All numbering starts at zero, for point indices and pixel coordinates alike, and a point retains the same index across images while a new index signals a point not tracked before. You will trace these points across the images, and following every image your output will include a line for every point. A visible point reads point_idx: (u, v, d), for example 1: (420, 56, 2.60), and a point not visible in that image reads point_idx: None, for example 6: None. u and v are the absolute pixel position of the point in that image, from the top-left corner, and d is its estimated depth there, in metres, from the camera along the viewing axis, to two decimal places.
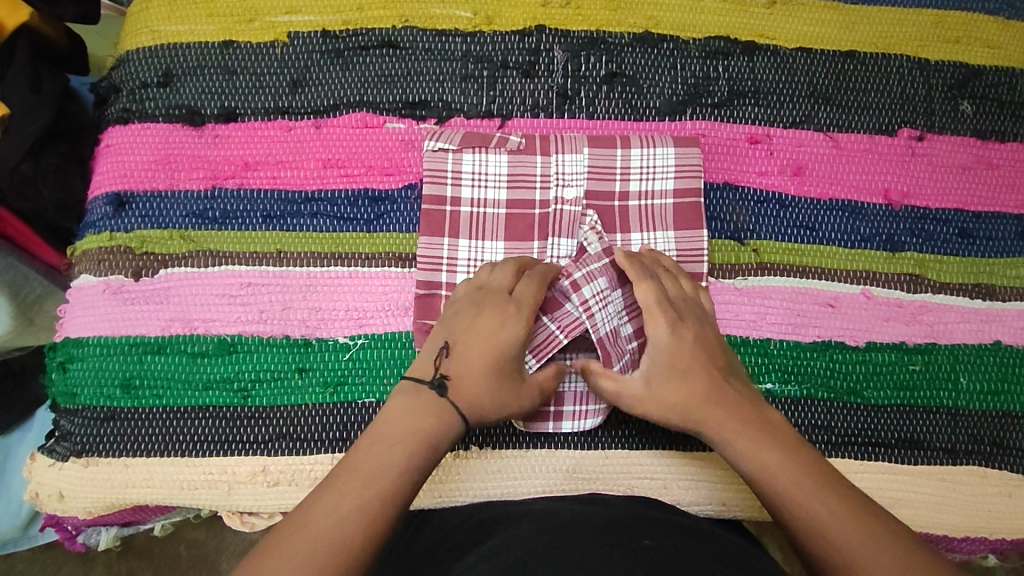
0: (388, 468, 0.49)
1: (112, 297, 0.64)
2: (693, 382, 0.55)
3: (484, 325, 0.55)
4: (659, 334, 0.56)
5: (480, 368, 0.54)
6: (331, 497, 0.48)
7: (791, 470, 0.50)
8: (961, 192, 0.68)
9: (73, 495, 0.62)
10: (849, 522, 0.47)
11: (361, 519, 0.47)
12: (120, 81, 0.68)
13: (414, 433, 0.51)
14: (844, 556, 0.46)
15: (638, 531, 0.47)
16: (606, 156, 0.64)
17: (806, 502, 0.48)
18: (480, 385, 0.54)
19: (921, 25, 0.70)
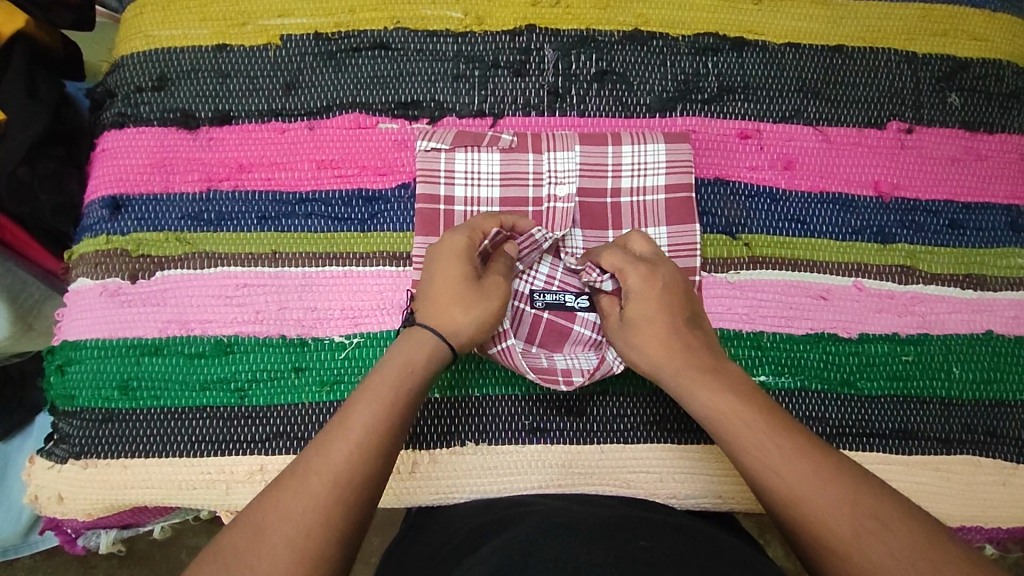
0: (368, 405, 0.49)
1: (109, 299, 0.64)
2: (656, 333, 0.55)
3: (436, 259, 0.57)
4: (632, 288, 0.57)
5: (438, 298, 0.56)
6: (319, 442, 0.48)
7: (741, 413, 0.50)
8: (951, 183, 0.68)
9: (72, 497, 0.63)
10: (797, 462, 0.47)
11: (347, 459, 0.47)
12: (115, 86, 0.69)
13: (392, 368, 0.52)
14: (788, 495, 0.46)
15: (633, 531, 0.47)
16: (597, 153, 0.65)
17: (752, 444, 0.48)
18: (445, 312, 0.55)
19: (908, 18, 0.71)
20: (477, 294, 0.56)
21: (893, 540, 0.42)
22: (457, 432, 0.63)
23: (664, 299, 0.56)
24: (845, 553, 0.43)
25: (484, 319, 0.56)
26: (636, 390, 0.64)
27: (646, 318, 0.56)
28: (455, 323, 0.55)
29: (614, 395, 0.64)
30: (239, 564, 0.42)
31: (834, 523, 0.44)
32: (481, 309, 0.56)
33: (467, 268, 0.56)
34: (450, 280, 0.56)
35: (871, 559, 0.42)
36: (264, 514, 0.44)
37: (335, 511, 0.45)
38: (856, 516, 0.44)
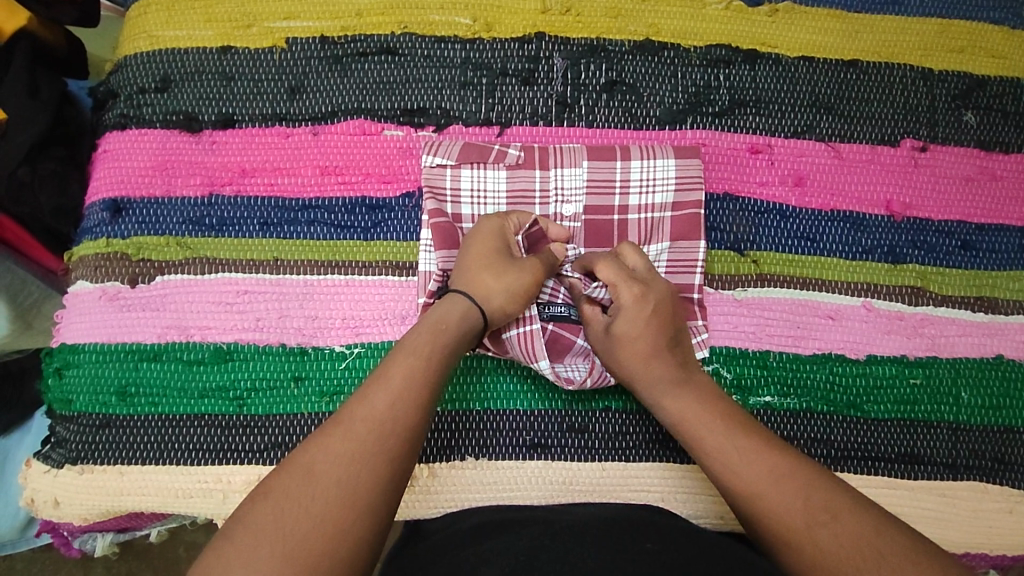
0: (404, 361, 0.51)
1: (108, 303, 0.64)
2: (637, 349, 0.56)
3: (469, 238, 0.59)
4: (622, 303, 0.57)
5: (470, 267, 0.57)
6: (360, 395, 0.49)
7: (712, 417, 0.53)
8: (965, 203, 0.67)
9: (68, 502, 0.62)
10: (764, 461, 0.49)
11: (387, 410, 0.48)
12: (118, 86, 0.68)
13: (424, 327, 0.53)
14: (750, 493, 0.48)
15: (640, 535, 0.47)
16: (606, 169, 0.64)
17: (721, 446, 0.51)
18: (476, 283, 0.56)
19: (925, 34, 0.69)
20: (509, 265, 0.57)
21: (844, 532, 0.44)
22: (456, 446, 0.62)
23: (653, 318, 0.57)
24: (798, 545, 0.45)
25: (513, 287, 0.57)
26: (639, 407, 0.63)
27: (630, 332, 0.56)
28: (486, 290, 0.56)
29: (617, 412, 0.63)
30: (288, 504, 0.43)
31: (790, 517, 0.46)
32: (512, 277, 0.57)
33: (498, 245, 0.58)
34: (482, 254, 0.57)
35: (819, 551, 0.44)
36: (311, 458, 0.46)
37: (379, 457, 0.46)
38: (809, 511, 0.46)
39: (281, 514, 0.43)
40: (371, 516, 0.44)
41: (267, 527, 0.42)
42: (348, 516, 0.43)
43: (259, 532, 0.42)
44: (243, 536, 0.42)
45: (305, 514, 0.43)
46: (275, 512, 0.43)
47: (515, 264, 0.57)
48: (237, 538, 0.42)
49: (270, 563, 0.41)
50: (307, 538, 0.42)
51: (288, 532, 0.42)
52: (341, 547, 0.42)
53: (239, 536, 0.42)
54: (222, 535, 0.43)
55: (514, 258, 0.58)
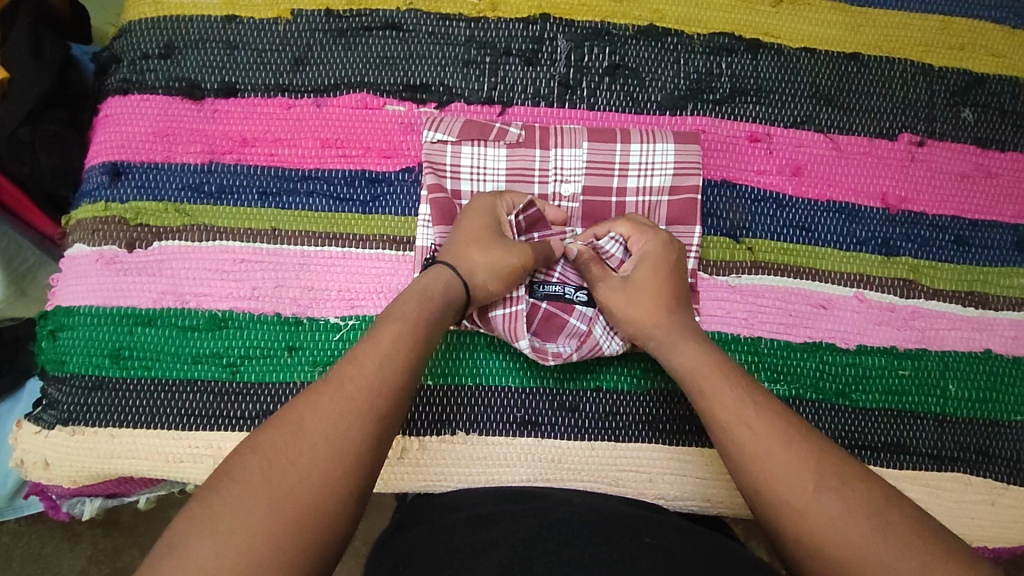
0: (393, 328, 0.51)
1: (105, 267, 0.64)
2: (655, 297, 0.58)
3: (461, 214, 0.60)
4: (644, 255, 0.60)
5: (460, 240, 0.58)
6: (350, 356, 0.49)
7: (722, 373, 0.53)
8: (959, 199, 0.68)
9: (58, 463, 0.62)
10: (776, 424, 0.49)
11: (377, 373, 0.48)
12: (121, 51, 0.68)
13: (411, 297, 0.54)
14: (756, 447, 0.49)
15: (636, 529, 0.48)
16: (605, 151, 0.64)
17: (732, 404, 0.51)
18: (462, 260, 0.57)
19: (926, 30, 0.70)
20: (498, 244, 0.58)
21: (846, 501, 0.45)
22: (447, 420, 0.62)
23: (673, 269, 0.59)
24: (798, 511, 0.45)
25: (500, 263, 0.57)
26: (630, 388, 0.64)
27: (652, 279, 0.58)
28: (473, 266, 0.57)
29: (608, 392, 0.64)
30: (275, 459, 0.43)
31: (794, 480, 0.46)
32: (499, 258, 0.57)
33: (488, 223, 0.59)
34: (475, 231, 0.58)
35: (816, 517, 0.45)
36: (301, 415, 0.46)
37: (367, 418, 0.46)
38: (820, 475, 0.47)
39: (272, 468, 0.43)
40: (357, 475, 0.44)
41: (256, 482, 0.42)
42: (336, 473, 0.44)
43: (250, 487, 0.42)
44: (234, 486, 0.42)
45: (295, 469, 0.43)
46: (265, 467, 0.43)
47: (506, 242, 0.58)
48: (227, 493, 0.42)
49: (258, 517, 0.41)
50: (295, 493, 0.42)
51: (278, 486, 0.42)
52: (331, 505, 0.43)
53: (229, 492, 0.42)
54: (211, 489, 0.43)
55: (503, 235, 0.59)
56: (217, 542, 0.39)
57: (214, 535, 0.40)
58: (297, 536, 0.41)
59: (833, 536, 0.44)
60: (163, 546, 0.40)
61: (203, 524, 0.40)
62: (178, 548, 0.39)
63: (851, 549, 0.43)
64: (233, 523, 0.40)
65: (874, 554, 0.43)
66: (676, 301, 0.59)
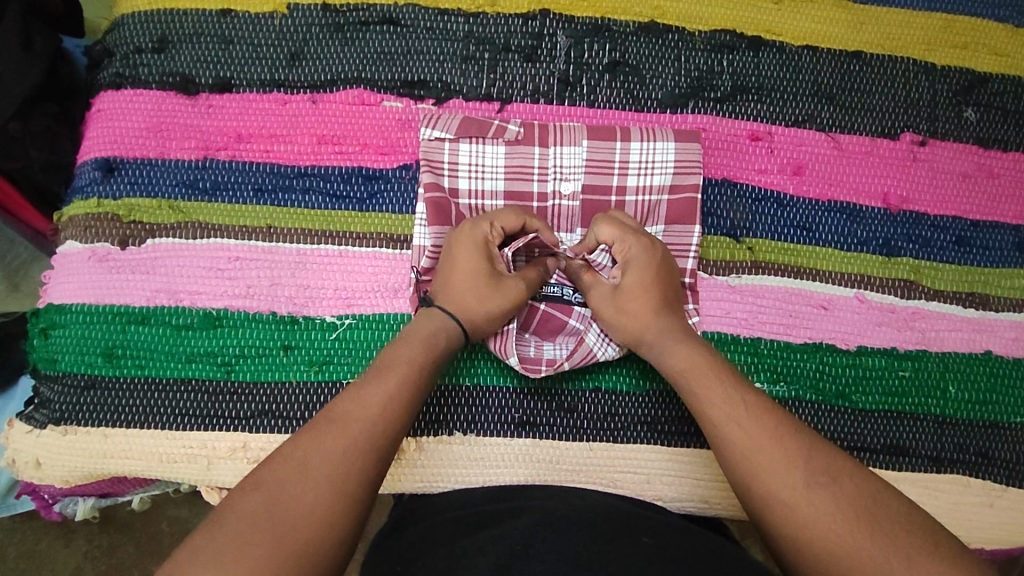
0: (399, 369, 0.51)
1: (97, 265, 0.63)
2: (646, 304, 0.57)
3: (452, 248, 0.57)
4: (631, 259, 0.58)
5: (456, 282, 0.57)
6: (355, 392, 0.49)
7: (715, 374, 0.53)
8: (961, 199, 0.67)
9: (50, 463, 0.61)
10: (768, 423, 0.49)
11: (379, 407, 0.48)
12: (114, 45, 0.67)
13: (415, 342, 0.54)
14: (747, 449, 0.48)
15: (635, 529, 0.47)
16: (606, 149, 0.63)
17: (722, 405, 0.51)
18: (459, 306, 0.56)
19: (929, 28, 0.69)
20: (494, 285, 0.57)
21: (837, 496, 0.45)
22: (445, 421, 0.62)
23: (661, 272, 0.58)
24: (788, 506, 0.45)
25: (500, 309, 0.57)
26: (629, 389, 0.63)
27: (642, 286, 0.57)
28: (472, 312, 0.56)
29: (606, 392, 0.63)
30: (280, 495, 0.43)
31: (787, 476, 0.46)
32: (497, 301, 0.57)
33: (482, 260, 0.56)
34: (468, 270, 0.56)
35: (805, 512, 0.45)
36: (302, 446, 0.46)
37: (367, 445, 0.47)
38: (809, 471, 0.46)
39: (273, 497, 0.43)
40: (359, 512, 0.45)
41: (260, 517, 0.42)
42: (340, 509, 0.44)
43: (255, 521, 0.41)
44: (236, 515, 0.42)
45: (297, 499, 0.43)
46: (267, 497, 0.43)
47: (502, 282, 0.57)
48: (231, 526, 0.41)
49: (263, 552, 0.40)
50: (297, 522, 0.42)
51: (279, 515, 0.42)
52: (334, 539, 0.43)
53: (232, 517, 0.42)
54: (214, 520, 0.42)
55: (498, 272, 0.57)
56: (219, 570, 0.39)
57: (219, 567, 0.39)
58: (300, 569, 0.41)
59: (822, 532, 0.44)
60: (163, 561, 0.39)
61: (205, 554, 0.39)
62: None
63: (840, 546, 0.43)
64: (237, 557, 0.40)
65: (863, 549, 0.43)
66: (666, 305, 0.57)
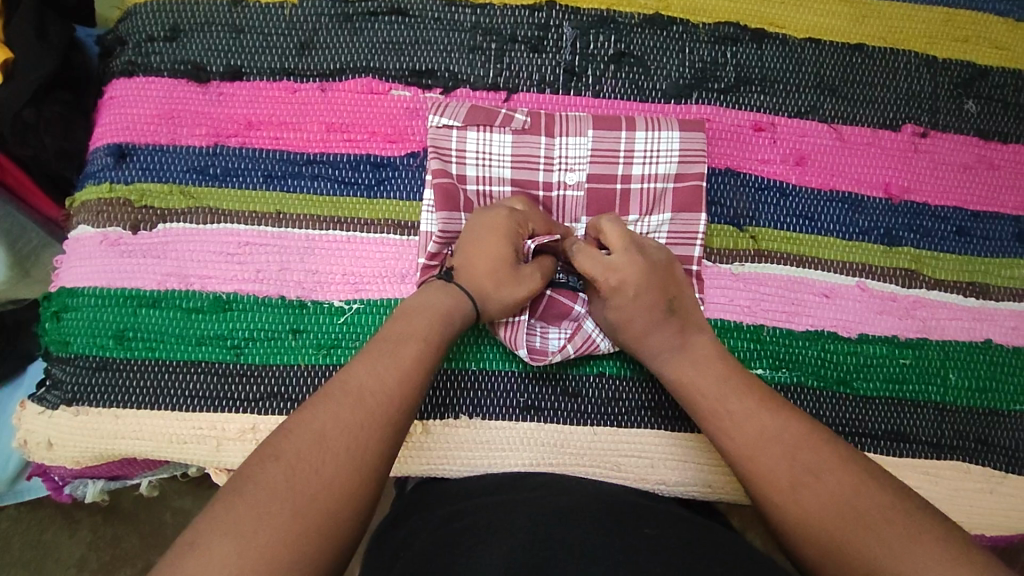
0: (413, 346, 0.52)
1: (109, 248, 0.64)
2: (629, 329, 0.58)
3: (483, 228, 0.58)
4: (604, 287, 0.58)
5: (479, 263, 0.58)
6: (369, 364, 0.50)
7: (714, 385, 0.55)
8: (961, 190, 0.68)
9: (61, 443, 0.62)
10: (754, 423, 0.52)
11: (396, 385, 0.49)
12: (126, 33, 0.68)
13: (431, 319, 0.54)
14: (741, 453, 0.51)
15: (637, 519, 0.47)
16: (610, 138, 0.64)
17: (716, 415, 0.54)
18: (478, 285, 0.57)
19: (930, 22, 0.70)
20: (516, 273, 0.58)
21: (822, 492, 0.47)
22: (451, 405, 0.63)
23: (638, 298, 0.58)
24: (777, 505, 0.48)
25: (513, 300, 0.58)
26: (633, 374, 0.64)
27: (619, 315, 0.58)
28: (488, 295, 0.58)
29: (609, 378, 0.64)
30: (297, 466, 0.44)
31: (774, 470, 0.49)
32: (516, 289, 0.58)
33: (510, 247, 0.58)
34: (494, 253, 0.57)
35: (791, 509, 0.47)
36: (319, 420, 0.46)
37: (382, 424, 0.47)
38: (794, 470, 0.49)
39: (292, 469, 0.43)
40: (372, 486, 0.45)
41: (276, 487, 0.42)
42: (354, 481, 0.44)
43: (273, 490, 0.42)
44: (255, 487, 0.42)
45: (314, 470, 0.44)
46: (285, 469, 0.43)
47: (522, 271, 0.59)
48: (252, 495, 0.42)
49: (281, 521, 0.41)
50: (315, 494, 0.43)
51: (298, 486, 0.43)
52: (348, 511, 0.43)
53: (250, 490, 0.42)
54: (234, 491, 0.42)
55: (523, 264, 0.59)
56: (236, 541, 0.39)
57: (238, 536, 0.40)
58: (318, 540, 0.41)
59: (814, 525, 0.46)
60: (183, 542, 0.40)
61: (228, 522, 0.40)
62: (203, 544, 0.39)
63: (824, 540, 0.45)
64: (256, 525, 0.40)
65: (848, 541, 0.44)
66: (650, 326, 0.58)
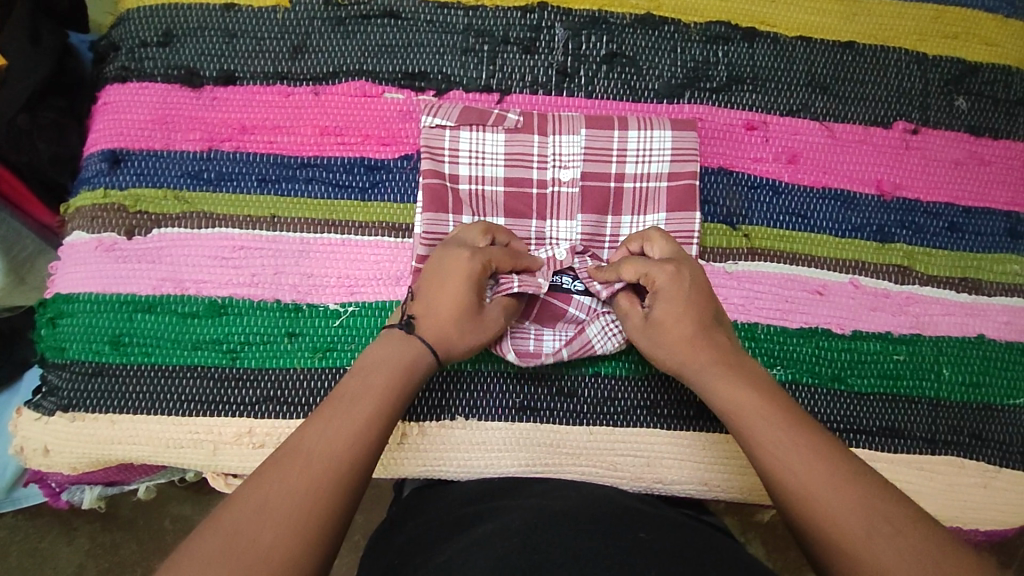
0: (382, 376, 0.52)
1: (105, 254, 0.64)
2: (679, 332, 0.56)
3: (443, 274, 0.56)
4: (659, 286, 0.57)
5: (443, 310, 0.56)
6: (342, 398, 0.51)
7: (763, 409, 0.51)
8: (953, 186, 0.69)
9: (58, 449, 0.62)
10: (780, 435, 0.50)
11: (368, 416, 0.50)
12: (119, 39, 0.68)
13: (393, 371, 0.53)
14: (807, 489, 0.47)
15: (633, 520, 0.47)
16: (603, 137, 0.65)
17: (778, 444, 0.49)
18: (440, 334, 0.55)
19: (920, 19, 0.70)
20: (479, 320, 0.57)
21: (902, 548, 0.43)
22: (447, 406, 0.63)
23: (692, 299, 0.56)
24: (852, 555, 0.44)
25: (480, 344, 0.57)
26: (628, 374, 0.64)
27: (669, 316, 0.56)
28: (453, 344, 0.56)
29: (604, 378, 0.64)
30: (275, 497, 0.45)
31: (801, 484, 0.47)
32: (480, 336, 0.57)
33: (473, 295, 0.56)
34: (457, 301, 0.56)
35: (870, 561, 0.43)
36: (296, 451, 0.47)
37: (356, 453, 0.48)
38: (870, 517, 0.45)
39: (267, 499, 0.45)
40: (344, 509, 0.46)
41: (250, 517, 0.44)
42: (326, 509, 0.45)
43: (247, 519, 0.44)
44: (231, 518, 0.44)
45: (286, 501, 0.45)
46: (260, 500, 0.45)
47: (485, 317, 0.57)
48: (226, 526, 0.43)
49: (251, 552, 0.42)
50: (285, 524, 0.44)
51: (270, 517, 0.44)
52: (319, 539, 0.44)
53: (226, 519, 0.44)
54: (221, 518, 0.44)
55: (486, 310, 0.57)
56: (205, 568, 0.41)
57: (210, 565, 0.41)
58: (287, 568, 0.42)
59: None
60: None
61: (202, 551, 0.42)
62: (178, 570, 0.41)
63: None
64: (227, 555, 0.42)
65: None
66: (703, 330, 0.56)
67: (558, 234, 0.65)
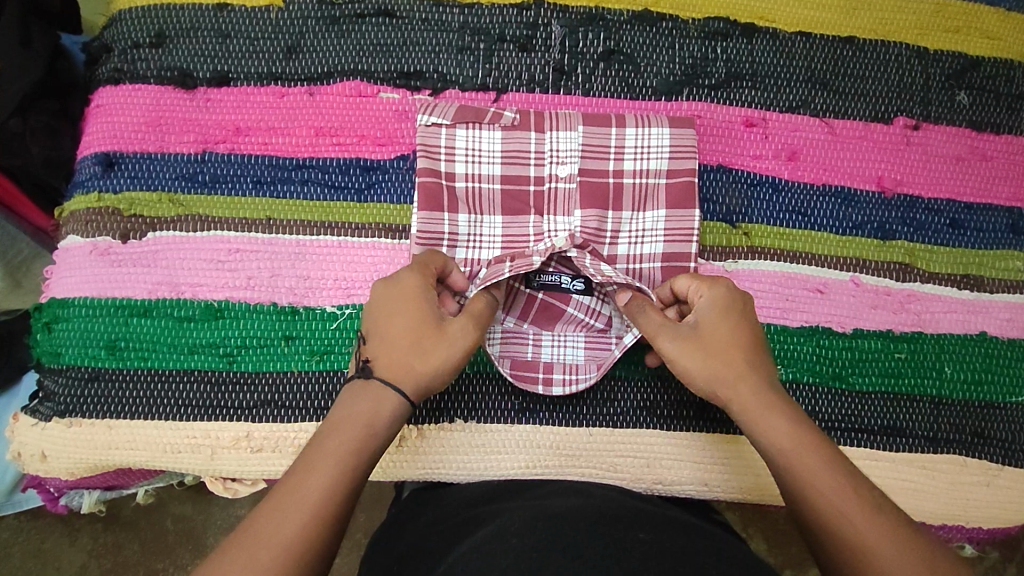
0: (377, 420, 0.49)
1: (99, 258, 0.63)
2: (729, 339, 0.53)
3: (385, 303, 0.52)
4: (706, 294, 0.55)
5: (392, 340, 0.51)
6: (335, 443, 0.48)
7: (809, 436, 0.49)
8: (954, 182, 0.68)
9: (55, 455, 0.62)
10: (823, 471, 0.47)
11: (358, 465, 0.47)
12: (112, 40, 0.67)
13: (361, 416, 0.49)
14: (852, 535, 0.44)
15: (634, 523, 0.47)
16: (601, 134, 0.64)
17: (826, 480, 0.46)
18: (395, 365, 0.50)
19: (921, 13, 0.70)
20: (436, 333, 0.51)
21: None
22: (446, 408, 0.63)
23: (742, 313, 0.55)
24: None
25: (451, 358, 0.52)
26: (628, 374, 0.64)
27: (719, 325, 0.53)
28: (414, 369, 0.50)
29: (604, 378, 0.64)
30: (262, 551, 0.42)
31: (845, 529, 0.44)
32: (442, 351, 0.51)
33: (423, 310, 0.52)
34: (405, 324, 0.51)
35: None
36: (287, 501, 0.44)
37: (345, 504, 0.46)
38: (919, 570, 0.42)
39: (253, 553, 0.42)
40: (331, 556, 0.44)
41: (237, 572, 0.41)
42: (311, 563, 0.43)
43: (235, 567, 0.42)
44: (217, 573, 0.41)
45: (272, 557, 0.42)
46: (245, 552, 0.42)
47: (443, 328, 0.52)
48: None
49: None
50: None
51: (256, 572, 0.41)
52: None
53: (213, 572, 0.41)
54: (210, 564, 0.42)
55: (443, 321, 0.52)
56: None
57: None
58: None
59: None
60: None
61: None
62: None
63: None
64: None
65: None
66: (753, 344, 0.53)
67: (557, 228, 0.64)
